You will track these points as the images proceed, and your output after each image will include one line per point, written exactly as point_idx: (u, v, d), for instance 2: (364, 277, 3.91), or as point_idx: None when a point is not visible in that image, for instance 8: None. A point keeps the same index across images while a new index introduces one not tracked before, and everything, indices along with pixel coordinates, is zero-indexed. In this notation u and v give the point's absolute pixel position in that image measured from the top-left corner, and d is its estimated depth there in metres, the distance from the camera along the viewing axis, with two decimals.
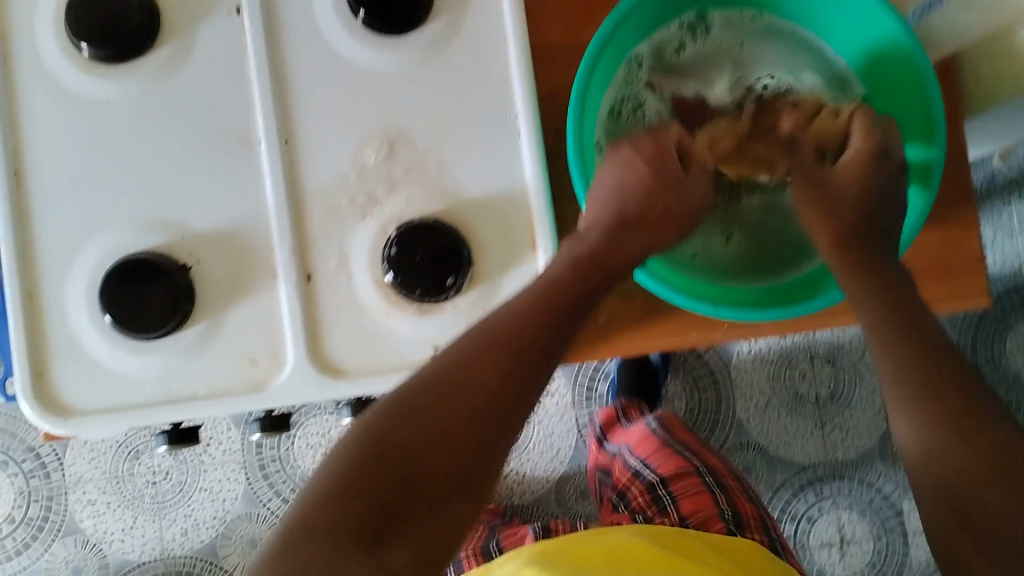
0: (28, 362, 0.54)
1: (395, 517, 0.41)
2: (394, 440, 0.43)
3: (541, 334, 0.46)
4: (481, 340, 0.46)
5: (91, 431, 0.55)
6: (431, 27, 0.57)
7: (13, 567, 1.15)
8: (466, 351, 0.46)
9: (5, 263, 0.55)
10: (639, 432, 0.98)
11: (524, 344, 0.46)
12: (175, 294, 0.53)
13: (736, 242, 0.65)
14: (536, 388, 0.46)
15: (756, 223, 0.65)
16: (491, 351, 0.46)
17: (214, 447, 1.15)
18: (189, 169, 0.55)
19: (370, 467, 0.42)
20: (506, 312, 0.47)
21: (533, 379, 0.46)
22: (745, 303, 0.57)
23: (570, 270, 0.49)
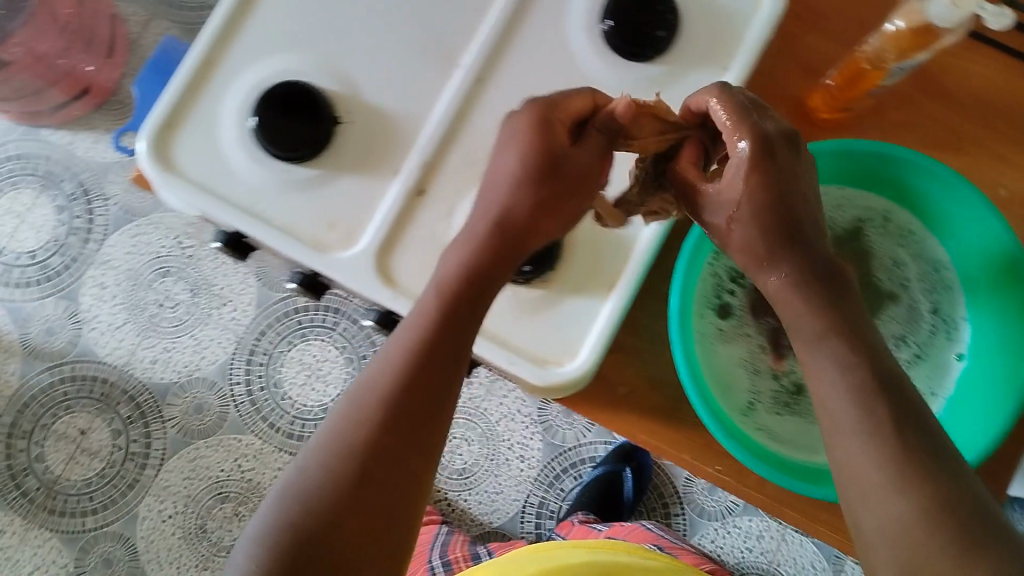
0: (166, 110, 0.59)
1: (341, 513, 0.45)
2: (331, 490, 0.46)
3: (466, 337, 0.51)
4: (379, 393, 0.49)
5: (174, 194, 0.58)
6: (653, 69, 0.60)
7: (6, 295, 1.20)
8: (398, 357, 0.50)
9: (209, 26, 0.60)
10: (631, 528, 0.96)
11: (412, 381, 0.49)
12: (315, 135, 0.58)
13: (776, 424, 0.63)
14: (433, 398, 0.49)
15: (792, 434, 0.62)
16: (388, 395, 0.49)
17: (227, 310, 1.19)
18: (386, 51, 0.60)
19: (308, 519, 0.45)
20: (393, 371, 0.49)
21: (429, 393, 0.49)
22: (764, 458, 0.56)
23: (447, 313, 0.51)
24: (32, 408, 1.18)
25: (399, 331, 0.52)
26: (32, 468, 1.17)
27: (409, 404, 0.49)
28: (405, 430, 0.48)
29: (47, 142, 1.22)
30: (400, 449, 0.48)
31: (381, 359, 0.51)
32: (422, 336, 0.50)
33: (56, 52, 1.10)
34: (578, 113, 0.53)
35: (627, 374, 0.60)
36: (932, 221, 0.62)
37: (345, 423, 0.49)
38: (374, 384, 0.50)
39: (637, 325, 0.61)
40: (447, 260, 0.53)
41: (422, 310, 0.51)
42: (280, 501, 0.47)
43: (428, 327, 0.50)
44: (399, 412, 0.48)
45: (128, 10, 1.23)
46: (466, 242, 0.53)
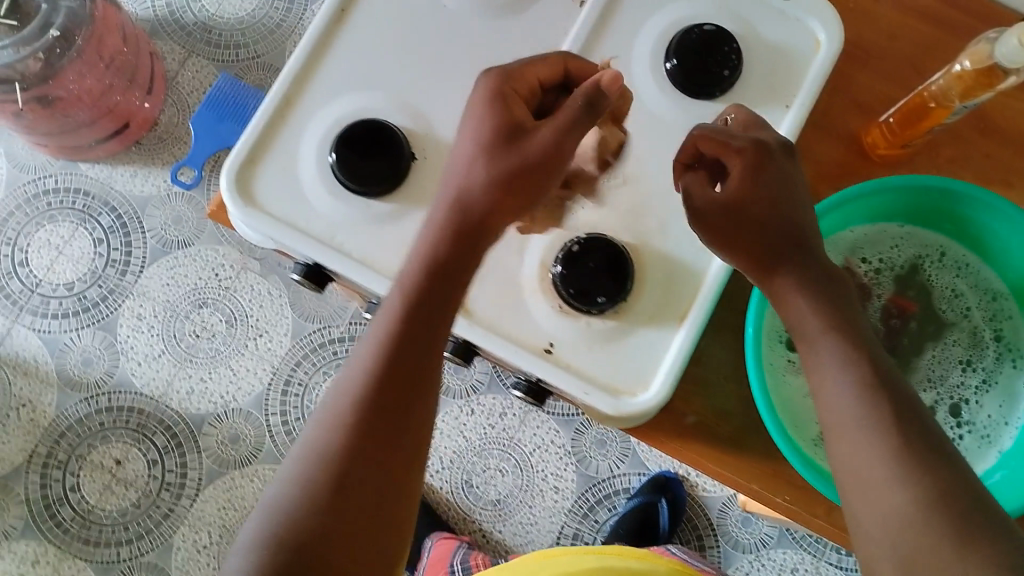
0: (248, 146, 0.60)
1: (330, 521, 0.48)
2: (319, 501, 0.49)
3: (432, 340, 0.53)
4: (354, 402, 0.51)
5: (255, 227, 0.60)
6: (717, 106, 0.62)
7: (42, 326, 1.21)
8: (371, 367, 0.52)
9: (288, 66, 0.62)
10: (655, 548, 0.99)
11: (386, 388, 0.51)
12: (394, 171, 0.60)
13: None
14: (407, 399, 0.52)
15: None
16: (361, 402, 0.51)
17: (263, 341, 1.21)
18: (458, 89, 0.62)
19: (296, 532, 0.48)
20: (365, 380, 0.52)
21: (403, 396, 0.52)
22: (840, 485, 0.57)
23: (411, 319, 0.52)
24: (67, 438, 1.18)
25: (367, 340, 0.53)
26: (67, 498, 1.17)
27: (383, 410, 0.51)
28: (383, 436, 0.51)
29: (85, 176, 1.24)
30: (377, 455, 0.51)
31: (353, 366, 0.53)
32: (389, 344, 0.52)
33: (101, 87, 1.11)
34: (542, 81, 0.56)
35: (693, 406, 0.62)
36: (992, 258, 0.65)
37: (324, 433, 0.51)
38: (349, 393, 0.52)
39: (702, 356, 0.62)
40: (409, 263, 0.54)
41: (386, 315, 0.53)
42: (265, 512, 0.50)
43: (394, 335, 0.52)
44: (374, 418, 0.51)
45: (165, 48, 1.27)
46: (429, 238, 0.54)
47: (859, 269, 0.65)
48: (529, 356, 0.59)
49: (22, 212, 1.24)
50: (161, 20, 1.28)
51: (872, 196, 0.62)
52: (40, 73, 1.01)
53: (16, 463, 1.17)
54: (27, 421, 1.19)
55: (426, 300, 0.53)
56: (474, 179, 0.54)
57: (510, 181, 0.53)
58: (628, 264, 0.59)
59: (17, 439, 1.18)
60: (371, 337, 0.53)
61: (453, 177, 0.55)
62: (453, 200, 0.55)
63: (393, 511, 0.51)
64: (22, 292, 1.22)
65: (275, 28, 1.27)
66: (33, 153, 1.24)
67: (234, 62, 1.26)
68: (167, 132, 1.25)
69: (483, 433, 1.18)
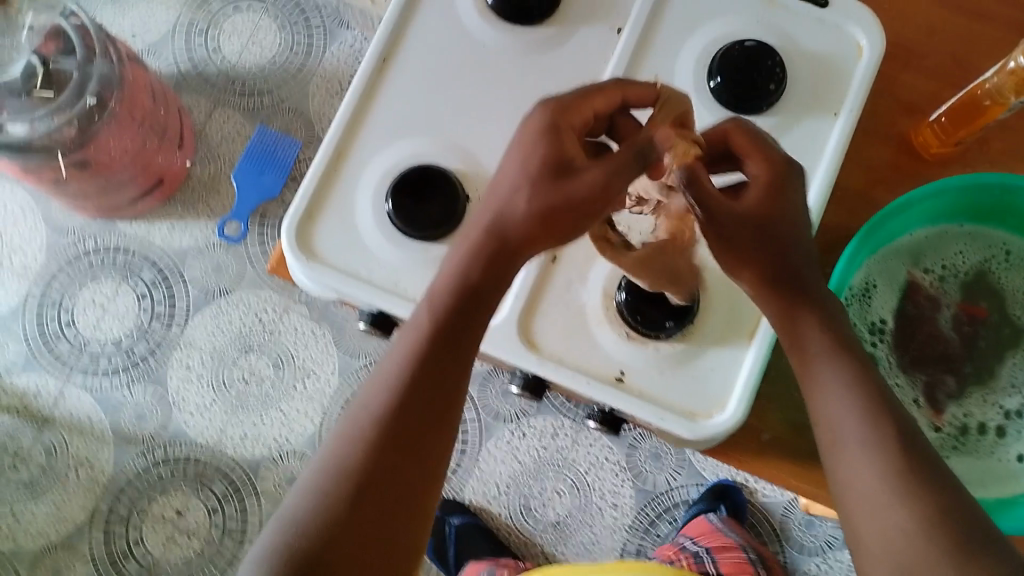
0: (305, 202, 0.61)
1: (350, 533, 0.48)
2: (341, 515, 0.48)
3: (462, 354, 0.53)
4: (380, 415, 0.51)
5: (318, 281, 0.61)
6: (764, 121, 0.62)
7: (94, 384, 1.23)
8: (399, 381, 0.52)
9: (336, 119, 0.63)
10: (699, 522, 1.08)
11: (412, 403, 0.51)
12: (451, 214, 0.60)
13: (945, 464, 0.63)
14: (432, 414, 0.52)
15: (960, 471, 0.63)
16: (387, 416, 0.51)
17: (310, 381, 1.21)
18: (505, 127, 0.63)
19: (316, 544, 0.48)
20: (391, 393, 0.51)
21: (428, 411, 0.52)
22: None
23: (440, 333, 0.52)
24: (128, 492, 1.19)
25: (394, 352, 0.53)
26: (132, 552, 1.18)
27: (409, 425, 0.51)
28: (407, 449, 0.50)
29: (124, 234, 1.26)
30: (395, 474, 0.50)
31: (381, 381, 0.53)
32: (418, 359, 0.52)
33: (136, 146, 1.12)
34: (598, 112, 0.55)
35: (766, 423, 0.62)
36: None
37: (347, 446, 0.51)
38: (374, 404, 0.52)
39: (771, 372, 0.62)
40: (439, 278, 0.54)
41: (414, 329, 0.53)
42: (282, 521, 0.49)
43: (423, 349, 0.52)
44: (401, 432, 0.51)
45: (191, 101, 1.29)
46: (461, 254, 0.54)
47: (925, 279, 0.66)
48: (601, 386, 0.59)
49: (65, 275, 1.25)
50: (185, 74, 1.30)
51: (931, 199, 0.62)
52: (77, 138, 1.02)
53: (80, 522, 1.18)
54: (87, 479, 1.20)
55: (455, 314, 0.53)
56: (513, 210, 0.54)
57: (549, 216, 0.53)
58: (694, 287, 0.59)
59: (78, 498, 1.19)
60: (399, 350, 0.53)
61: (492, 206, 0.54)
62: (492, 216, 0.54)
63: (415, 526, 0.51)
64: (72, 352, 1.24)
65: (297, 71, 1.28)
66: (71, 215, 1.26)
67: (259, 107, 1.28)
68: (200, 183, 1.27)
69: (537, 456, 1.18)
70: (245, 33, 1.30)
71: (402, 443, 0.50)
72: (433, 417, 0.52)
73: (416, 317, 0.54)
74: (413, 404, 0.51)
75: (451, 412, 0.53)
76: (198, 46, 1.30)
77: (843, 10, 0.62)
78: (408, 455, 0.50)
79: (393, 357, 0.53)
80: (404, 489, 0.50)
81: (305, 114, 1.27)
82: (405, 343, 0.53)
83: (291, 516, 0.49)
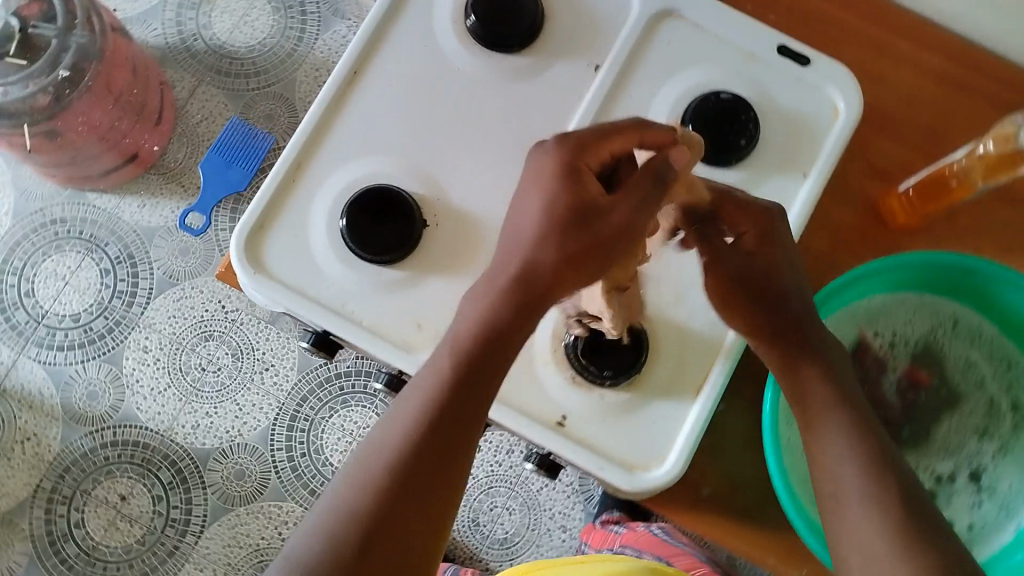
0: (258, 213, 0.59)
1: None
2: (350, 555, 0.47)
3: (484, 395, 0.51)
4: (397, 453, 0.50)
5: (263, 295, 0.59)
6: (734, 172, 0.61)
7: (48, 358, 1.19)
8: (421, 419, 0.50)
9: (298, 130, 0.61)
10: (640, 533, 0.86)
11: (432, 443, 0.50)
12: (406, 238, 0.59)
13: None
14: (451, 456, 0.50)
15: None
16: (406, 454, 0.49)
17: (269, 375, 1.20)
18: (472, 154, 0.61)
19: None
20: (411, 431, 0.50)
21: (447, 453, 0.50)
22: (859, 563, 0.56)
23: (463, 373, 0.51)
24: (73, 472, 1.17)
25: (414, 386, 0.52)
26: (72, 535, 1.16)
27: (427, 466, 0.49)
28: (421, 491, 0.49)
29: (92, 206, 1.22)
30: (407, 523, 0.49)
31: (400, 415, 0.51)
32: (440, 397, 0.50)
33: (109, 121, 1.08)
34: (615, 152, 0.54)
35: (708, 477, 0.60)
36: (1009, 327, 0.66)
37: (363, 482, 0.49)
38: (391, 440, 0.50)
39: (718, 426, 0.61)
40: (461, 312, 0.53)
41: (436, 365, 0.51)
42: (291, 553, 0.48)
43: (448, 388, 0.50)
44: (418, 473, 0.49)
45: (175, 77, 1.23)
46: (480, 292, 0.53)
47: (874, 341, 0.65)
48: (540, 429, 0.58)
49: (29, 242, 1.22)
50: (172, 47, 1.24)
51: (892, 269, 0.62)
52: (48, 108, 0.98)
53: (21, 498, 1.16)
54: (31, 456, 1.17)
55: (480, 355, 0.51)
56: (537, 254, 0.52)
57: (575, 260, 0.52)
58: (641, 337, 0.58)
59: (21, 474, 1.17)
60: (421, 385, 0.51)
61: (515, 248, 0.53)
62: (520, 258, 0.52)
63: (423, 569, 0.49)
64: (28, 323, 1.20)
65: (287, 58, 1.23)
66: (40, 182, 1.22)
67: (244, 92, 1.22)
68: (175, 163, 1.22)
69: (490, 471, 1.17)
70: (238, 13, 1.24)
71: (416, 483, 0.49)
72: (451, 457, 0.50)
73: (440, 351, 0.52)
74: (432, 444, 0.50)
75: (469, 453, 0.51)
76: (189, 20, 1.24)
77: (825, 70, 0.62)
78: (421, 496, 0.49)
79: (415, 391, 0.52)
80: (415, 531, 0.49)
81: (289, 101, 1.21)
82: (426, 378, 0.52)
83: (298, 550, 0.48)
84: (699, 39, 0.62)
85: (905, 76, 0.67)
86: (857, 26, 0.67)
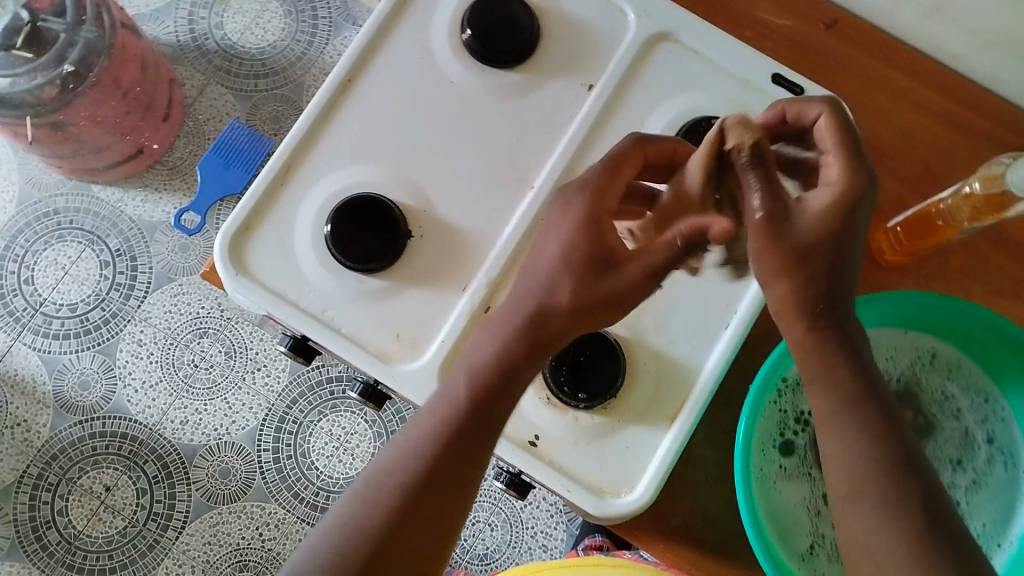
0: (244, 215, 0.59)
1: None
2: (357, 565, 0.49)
3: (496, 420, 0.51)
4: (407, 469, 0.51)
5: (245, 297, 0.59)
6: None
7: (42, 345, 1.20)
8: (433, 439, 0.51)
9: (290, 135, 0.61)
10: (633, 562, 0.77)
11: (442, 463, 0.50)
12: (389, 247, 0.59)
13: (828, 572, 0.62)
14: (462, 476, 0.51)
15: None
16: (416, 472, 0.51)
17: (261, 375, 1.20)
18: (462, 169, 0.61)
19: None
20: (421, 449, 0.51)
21: (456, 474, 0.51)
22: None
23: (475, 396, 0.51)
24: (60, 460, 1.17)
25: (432, 404, 0.53)
26: (54, 522, 1.16)
27: (436, 485, 0.50)
28: (429, 508, 0.50)
29: (96, 198, 1.23)
30: (417, 535, 0.50)
31: (415, 430, 0.52)
32: (452, 419, 0.51)
33: (115, 116, 1.09)
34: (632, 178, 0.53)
35: (678, 506, 0.61)
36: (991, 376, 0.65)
37: (375, 496, 0.51)
38: (404, 456, 0.51)
39: (691, 455, 0.62)
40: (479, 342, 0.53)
41: (451, 386, 0.52)
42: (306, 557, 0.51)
43: (458, 411, 0.51)
44: (427, 491, 0.50)
45: (186, 74, 1.24)
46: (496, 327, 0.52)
47: None
48: (511, 447, 0.57)
49: (32, 231, 1.22)
50: (184, 46, 1.25)
51: (877, 308, 0.62)
52: (55, 100, 0.99)
53: (7, 483, 1.16)
54: (20, 441, 1.17)
55: (496, 380, 0.51)
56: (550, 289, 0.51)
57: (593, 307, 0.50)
58: (619, 359, 0.58)
59: (9, 458, 1.17)
60: (436, 404, 0.52)
61: (534, 286, 0.51)
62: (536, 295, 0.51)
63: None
64: (25, 310, 1.21)
65: (296, 61, 1.24)
66: (46, 172, 1.23)
67: (252, 93, 1.23)
68: (179, 160, 1.23)
69: None
70: (251, 14, 1.25)
71: (423, 503, 0.50)
72: (461, 478, 0.51)
73: (456, 372, 0.53)
74: (442, 463, 0.50)
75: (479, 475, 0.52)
76: (201, 19, 1.25)
77: (819, 102, 0.62)
78: (429, 515, 0.50)
79: (430, 410, 0.52)
80: (421, 547, 0.50)
81: (296, 103, 1.23)
82: (443, 396, 0.52)
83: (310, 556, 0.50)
84: (695, 65, 0.63)
85: (900, 115, 0.67)
86: (852, 57, 0.67)
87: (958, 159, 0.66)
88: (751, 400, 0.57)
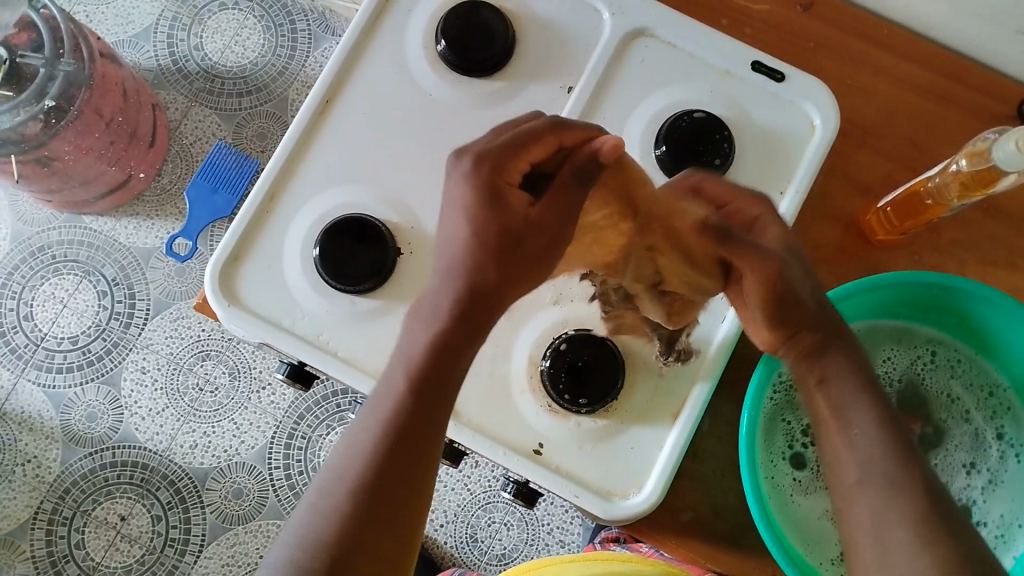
0: (231, 245, 0.59)
1: None
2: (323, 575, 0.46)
3: (442, 404, 0.50)
4: (362, 469, 0.49)
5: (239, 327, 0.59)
6: None
7: (47, 380, 1.20)
8: (382, 433, 0.49)
9: (272, 161, 0.61)
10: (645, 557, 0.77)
11: (394, 455, 0.49)
12: (379, 267, 0.59)
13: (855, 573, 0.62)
14: (414, 467, 0.49)
15: None
16: (370, 469, 0.49)
17: (266, 394, 1.20)
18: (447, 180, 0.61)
19: None
20: (372, 446, 0.49)
21: (408, 464, 0.49)
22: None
23: (418, 384, 0.49)
24: (73, 493, 1.18)
25: (374, 399, 0.51)
26: (72, 556, 1.16)
27: (393, 480, 0.49)
28: (386, 505, 0.48)
29: (88, 229, 1.23)
30: (380, 534, 0.48)
31: (361, 428, 0.50)
32: (399, 409, 0.49)
33: (101, 145, 1.09)
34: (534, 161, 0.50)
35: (689, 501, 0.61)
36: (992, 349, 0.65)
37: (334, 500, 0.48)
38: (355, 456, 0.49)
39: (699, 449, 0.62)
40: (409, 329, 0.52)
41: (391, 378, 0.50)
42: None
43: (404, 400, 0.49)
44: (384, 489, 0.48)
45: (168, 98, 1.24)
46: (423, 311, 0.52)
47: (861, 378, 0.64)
48: (517, 458, 0.57)
49: (27, 266, 1.22)
50: (164, 69, 1.24)
51: (872, 293, 0.62)
52: (39, 135, 0.99)
53: (22, 520, 1.16)
54: (32, 477, 1.18)
55: (436, 364, 0.50)
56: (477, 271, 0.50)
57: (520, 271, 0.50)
58: (617, 363, 0.58)
59: (22, 495, 1.17)
60: (380, 399, 0.50)
61: (456, 271, 0.51)
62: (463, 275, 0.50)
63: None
64: (27, 346, 1.21)
65: (278, 77, 1.23)
66: (37, 206, 1.23)
67: (236, 112, 1.23)
68: (169, 185, 1.23)
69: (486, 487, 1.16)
70: (229, 33, 1.25)
71: (387, 500, 0.48)
72: (415, 470, 0.49)
73: (392, 364, 0.51)
74: (397, 458, 0.49)
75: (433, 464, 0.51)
76: (180, 42, 1.25)
77: (800, 86, 0.62)
78: (389, 510, 0.48)
79: (374, 406, 0.51)
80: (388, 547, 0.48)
81: (281, 119, 1.22)
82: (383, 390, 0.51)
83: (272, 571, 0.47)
84: (674, 58, 0.62)
85: (885, 92, 0.66)
86: (832, 37, 0.67)
87: (946, 132, 0.66)
88: (751, 394, 0.57)
